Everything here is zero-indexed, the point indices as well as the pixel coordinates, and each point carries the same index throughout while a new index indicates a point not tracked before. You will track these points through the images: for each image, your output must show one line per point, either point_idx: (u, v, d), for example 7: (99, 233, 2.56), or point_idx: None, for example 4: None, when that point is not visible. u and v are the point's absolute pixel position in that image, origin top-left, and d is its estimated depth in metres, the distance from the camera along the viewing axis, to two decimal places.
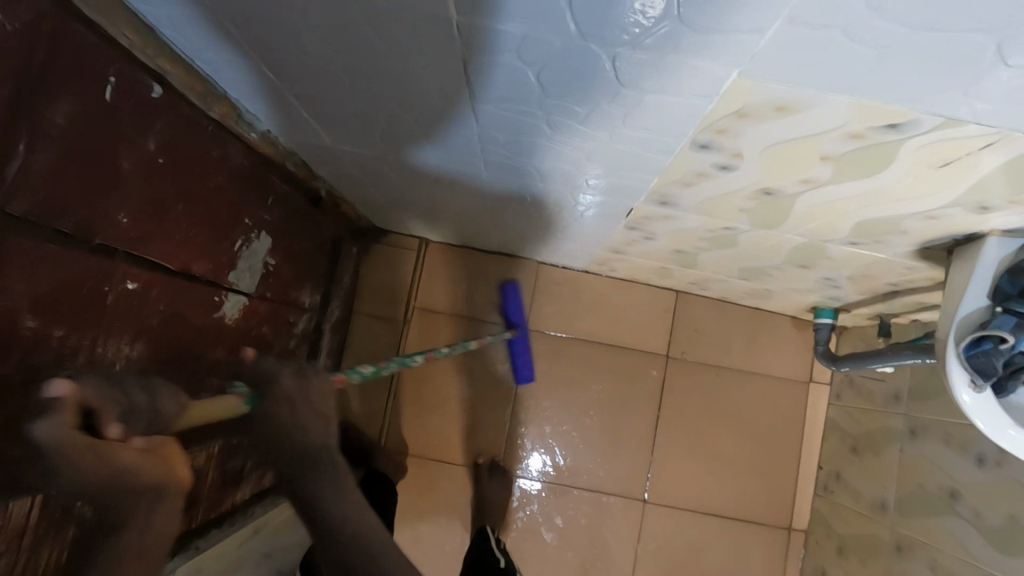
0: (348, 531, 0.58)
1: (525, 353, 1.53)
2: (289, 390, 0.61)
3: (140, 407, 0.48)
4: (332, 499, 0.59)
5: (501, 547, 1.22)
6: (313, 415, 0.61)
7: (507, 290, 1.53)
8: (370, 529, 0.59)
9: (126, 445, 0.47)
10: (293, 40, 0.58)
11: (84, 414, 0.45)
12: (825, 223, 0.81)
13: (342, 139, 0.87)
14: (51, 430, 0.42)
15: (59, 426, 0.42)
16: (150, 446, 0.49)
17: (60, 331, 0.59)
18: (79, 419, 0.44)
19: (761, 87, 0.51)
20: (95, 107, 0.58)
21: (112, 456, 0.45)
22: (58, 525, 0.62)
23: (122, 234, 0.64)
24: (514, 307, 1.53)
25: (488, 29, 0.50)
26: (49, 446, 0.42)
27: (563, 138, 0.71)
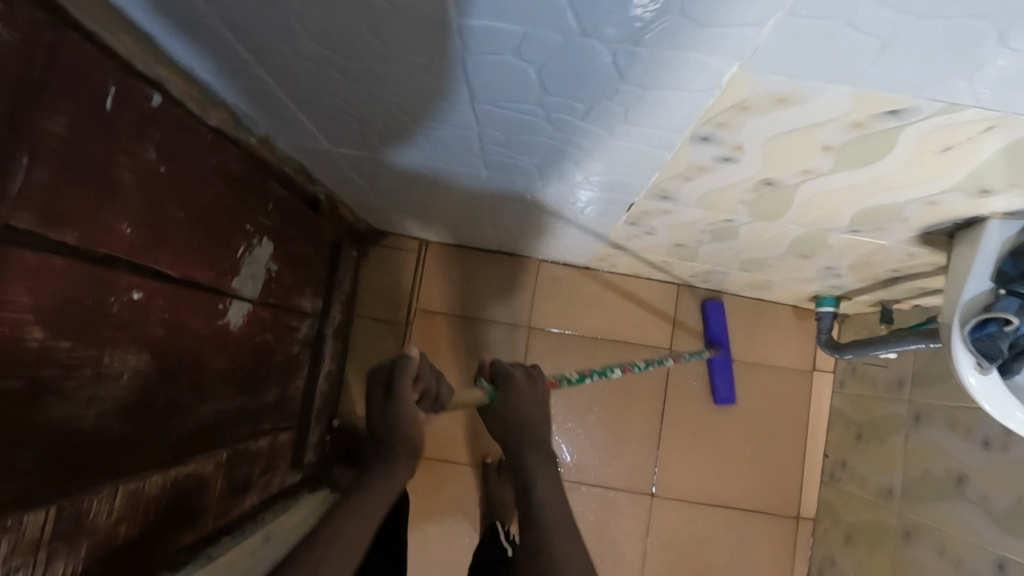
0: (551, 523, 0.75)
1: (724, 373, 1.55)
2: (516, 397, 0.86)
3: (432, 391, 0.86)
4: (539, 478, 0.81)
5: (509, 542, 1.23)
6: (534, 415, 0.87)
7: (711, 307, 1.56)
8: (564, 517, 0.76)
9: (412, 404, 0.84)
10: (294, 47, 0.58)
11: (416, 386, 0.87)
12: (824, 212, 0.81)
13: (340, 142, 0.87)
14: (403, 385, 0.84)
15: (406, 384, 0.84)
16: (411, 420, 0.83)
17: (67, 343, 0.59)
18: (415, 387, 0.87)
19: (761, 78, 0.50)
20: (94, 117, 0.57)
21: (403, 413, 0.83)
22: (69, 540, 0.62)
23: (125, 244, 0.64)
24: (716, 325, 1.55)
25: (487, 29, 0.50)
26: (395, 391, 0.83)
27: (564, 136, 0.71)
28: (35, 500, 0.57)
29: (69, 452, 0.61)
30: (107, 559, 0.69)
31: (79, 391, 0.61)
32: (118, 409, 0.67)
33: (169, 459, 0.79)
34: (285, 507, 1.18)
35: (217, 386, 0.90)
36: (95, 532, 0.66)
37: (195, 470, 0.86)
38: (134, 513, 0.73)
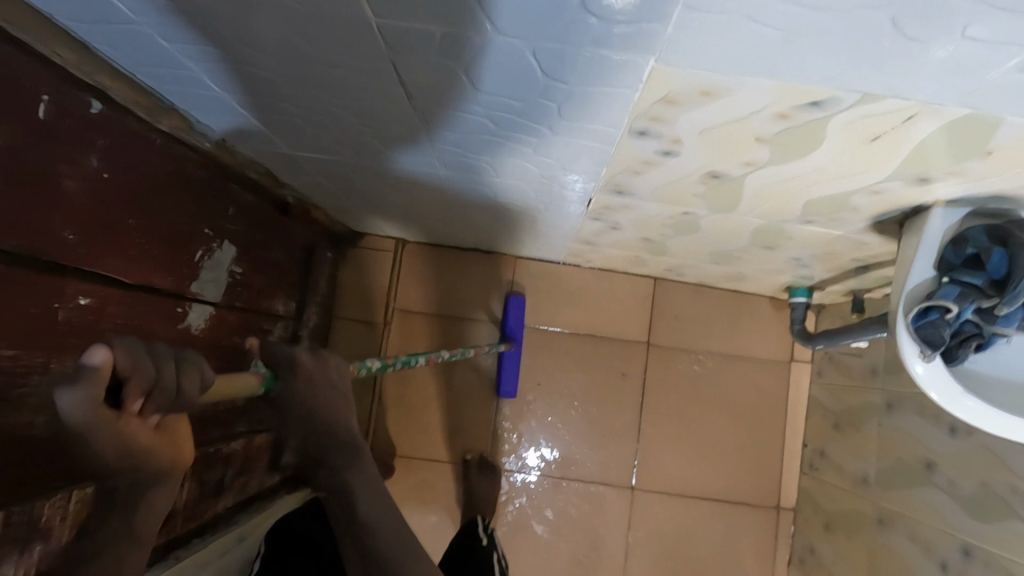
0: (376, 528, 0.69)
1: (512, 367, 1.53)
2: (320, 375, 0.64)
3: (163, 383, 0.41)
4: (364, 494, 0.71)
5: (485, 532, 1.24)
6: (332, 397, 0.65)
7: (511, 304, 1.53)
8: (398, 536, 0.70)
9: (143, 425, 0.45)
10: (227, 47, 0.58)
11: (112, 385, 0.39)
12: (778, 203, 0.82)
13: (296, 145, 0.87)
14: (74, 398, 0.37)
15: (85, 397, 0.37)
16: (165, 425, 0.49)
17: (8, 350, 0.59)
18: (108, 391, 0.39)
19: (679, 72, 0.51)
20: (32, 127, 0.58)
21: (126, 436, 0.44)
22: (23, 545, 0.62)
23: (71, 251, 0.65)
24: (513, 320, 1.53)
25: (405, 31, 0.50)
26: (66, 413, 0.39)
27: (509, 133, 0.72)
28: None
29: (20, 457, 0.61)
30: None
31: (24, 398, 0.61)
32: None
33: None
34: (260, 508, 1.20)
35: None
36: (50, 538, 0.65)
37: None
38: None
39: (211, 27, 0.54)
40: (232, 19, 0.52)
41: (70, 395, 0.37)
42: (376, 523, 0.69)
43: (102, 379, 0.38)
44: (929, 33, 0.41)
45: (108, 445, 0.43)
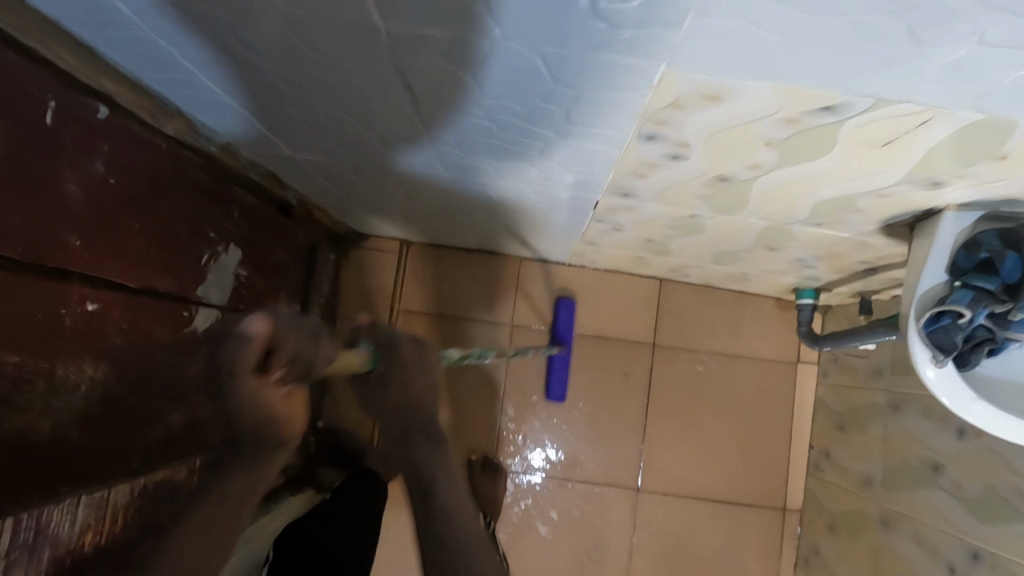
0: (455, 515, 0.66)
1: (562, 369, 1.53)
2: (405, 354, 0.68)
3: (299, 352, 0.54)
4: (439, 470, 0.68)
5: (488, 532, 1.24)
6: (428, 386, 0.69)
7: (561, 306, 1.54)
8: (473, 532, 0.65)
9: (279, 388, 0.55)
10: (232, 49, 0.57)
11: (265, 353, 0.52)
12: (785, 207, 0.81)
13: (298, 148, 0.87)
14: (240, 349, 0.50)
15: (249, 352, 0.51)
16: (292, 393, 0.57)
17: (13, 357, 0.58)
18: (261, 356, 0.52)
19: (686, 79, 0.51)
20: (36, 133, 0.57)
21: (268, 395, 0.55)
22: (28, 551, 0.63)
23: (77, 257, 0.64)
24: (563, 323, 1.54)
25: (409, 36, 0.50)
26: (229, 366, 0.51)
27: (513, 138, 0.71)
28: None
29: (24, 464, 0.61)
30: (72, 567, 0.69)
31: (30, 404, 0.61)
32: (72, 421, 0.67)
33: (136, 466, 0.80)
34: (267, 509, 1.20)
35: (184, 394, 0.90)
36: (57, 541, 0.67)
37: (167, 477, 0.87)
38: (101, 522, 0.74)
39: (216, 29, 0.54)
40: (239, 20, 0.51)
41: (243, 346, 0.51)
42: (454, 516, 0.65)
43: (258, 343, 0.51)
44: (942, 37, 0.40)
45: (255, 409, 0.55)
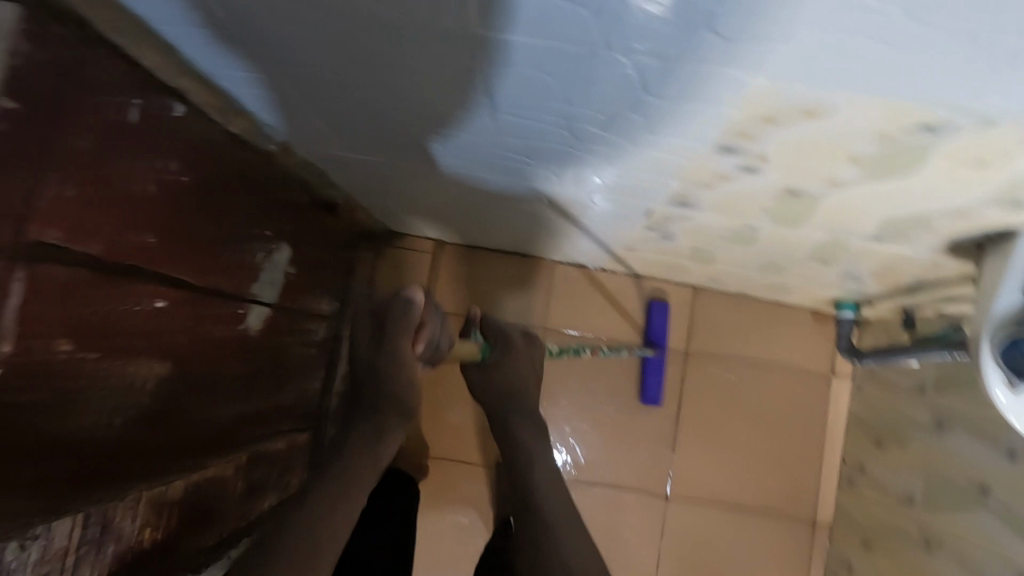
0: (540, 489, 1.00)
1: (655, 371, 1.52)
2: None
3: None
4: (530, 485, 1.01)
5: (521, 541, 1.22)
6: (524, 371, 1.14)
7: (654, 308, 1.52)
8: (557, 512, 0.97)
9: None
10: (322, 47, 0.56)
11: None
12: (851, 221, 0.80)
13: (356, 147, 0.87)
14: None
15: None
16: None
17: (91, 355, 0.57)
18: None
19: (788, 94, 0.50)
20: (121, 132, 0.56)
21: None
22: (95, 546, 0.63)
23: (150, 254, 0.63)
24: (656, 325, 1.52)
25: (509, 44, 0.50)
26: None
27: (584, 144, 0.71)
28: (60, 509, 0.57)
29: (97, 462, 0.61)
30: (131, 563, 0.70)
31: (103, 401, 0.60)
32: (137, 417, 0.66)
33: (192, 461, 0.80)
34: None
35: (234, 391, 0.89)
36: (120, 537, 0.67)
37: (217, 473, 0.87)
38: (159, 518, 0.74)
39: (311, 25, 0.52)
40: (339, 17, 0.50)
41: None
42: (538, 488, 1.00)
43: None
44: None
45: None
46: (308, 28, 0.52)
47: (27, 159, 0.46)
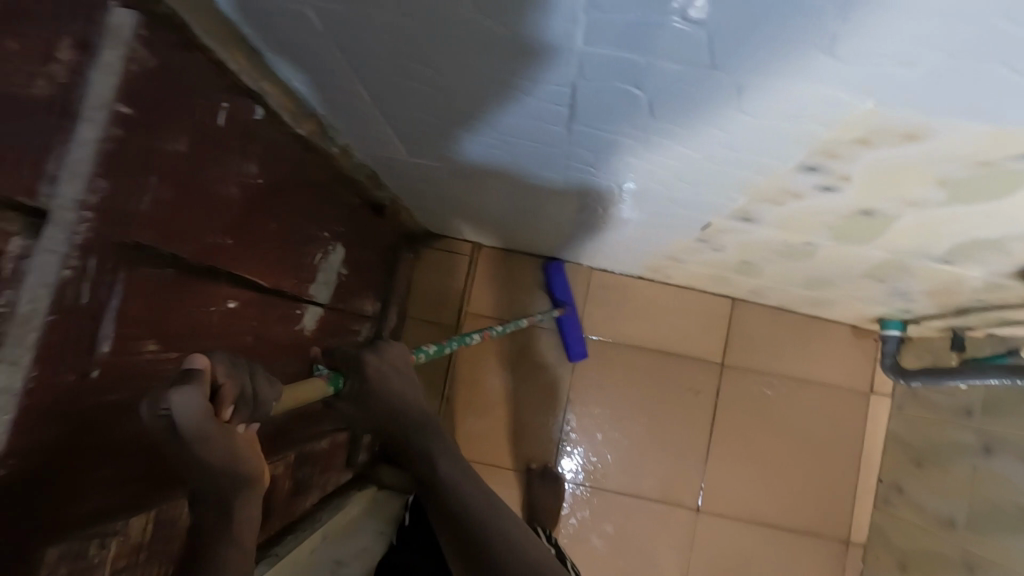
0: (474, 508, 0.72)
1: (574, 329, 1.52)
2: (375, 371, 0.78)
3: (247, 391, 0.47)
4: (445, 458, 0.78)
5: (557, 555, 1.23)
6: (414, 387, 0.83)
7: (552, 269, 1.52)
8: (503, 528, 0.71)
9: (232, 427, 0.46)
10: (416, 53, 0.56)
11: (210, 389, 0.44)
12: (920, 240, 0.79)
13: (418, 151, 0.87)
14: (190, 400, 0.41)
15: (198, 396, 0.42)
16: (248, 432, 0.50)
17: (170, 355, 0.58)
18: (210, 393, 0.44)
19: (889, 117, 0.49)
20: (212, 134, 0.57)
21: (228, 440, 0.46)
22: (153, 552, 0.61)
23: (227, 255, 0.64)
24: (560, 285, 1.52)
25: (605, 59, 0.50)
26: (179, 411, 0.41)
27: (656, 158, 0.70)
28: (137, 505, 0.57)
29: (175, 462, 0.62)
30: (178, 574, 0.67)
31: None
32: None
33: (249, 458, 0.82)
34: (338, 505, 1.19)
35: None
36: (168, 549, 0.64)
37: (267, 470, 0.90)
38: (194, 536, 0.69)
39: (410, 30, 0.52)
40: (437, 24, 0.50)
41: (182, 396, 0.41)
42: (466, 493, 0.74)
43: (207, 379, 0.43)
44: None
45: (219, 455, 0.46)
46: (405, 32, 0.53)
47: (130, 165, 0.46)
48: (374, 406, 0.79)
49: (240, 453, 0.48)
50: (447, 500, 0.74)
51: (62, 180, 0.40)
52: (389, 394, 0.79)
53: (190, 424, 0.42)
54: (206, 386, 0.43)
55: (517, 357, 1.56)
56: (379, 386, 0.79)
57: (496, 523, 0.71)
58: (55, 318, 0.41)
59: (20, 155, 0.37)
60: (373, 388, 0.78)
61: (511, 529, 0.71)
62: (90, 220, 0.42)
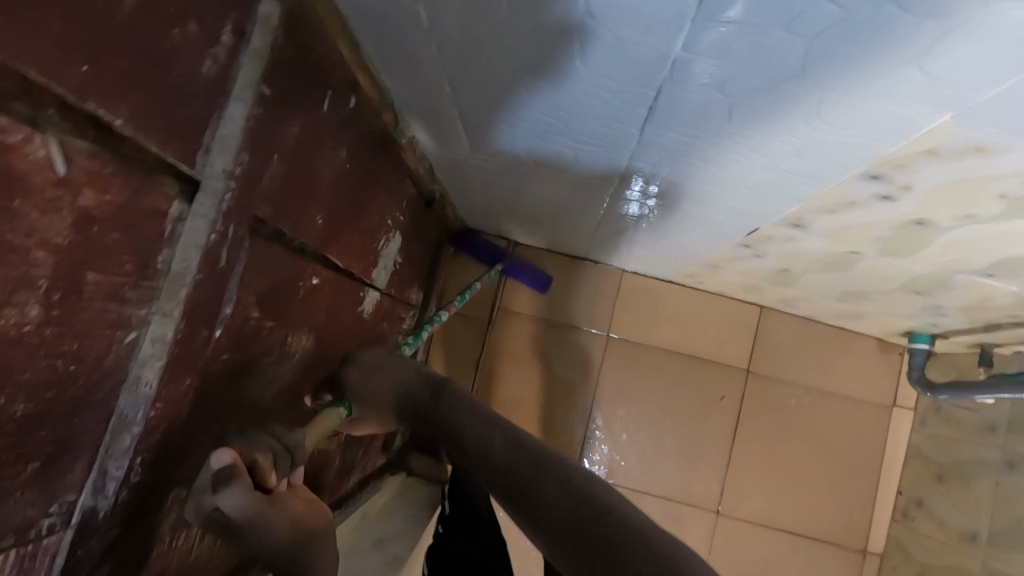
0: (513, 458, 0.59)
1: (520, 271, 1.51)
2: (360, 378, 0.73)
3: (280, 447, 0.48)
4: (471, 422, 0.65)
5: None
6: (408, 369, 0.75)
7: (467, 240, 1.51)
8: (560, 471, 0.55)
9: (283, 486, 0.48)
10: (510, 54, 0.61)
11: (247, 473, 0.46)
12: (966, 255, 0.82)
13: (482, 147, 0.91)
14: (240, 496, 0.43)
15: (244, 489, 0.43)
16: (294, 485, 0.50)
17: (267, 325, 0.61)
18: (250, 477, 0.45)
19: (966, 132, 0.53)
20: (318, 119, 0.61)
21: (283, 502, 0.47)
22: None
23: (317, 234, 0.68)
24: (480, 250, 1.51)
25: (698, 64, 0.54)
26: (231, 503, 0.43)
27: (722, 163, 0.73)
28: None
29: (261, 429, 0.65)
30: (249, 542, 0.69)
31: (268, 369, 0.64)
32: (285, 389, 0.70)
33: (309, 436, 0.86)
34: (374, 488, 1.22)
35: None
36: None
37: (322, 448, 0.94)
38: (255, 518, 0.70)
39: (514, 33, 0.56)
40: (541, 31, 0.55)
41: (229, 496, 0.43)
42: (502, 446, 0.60)
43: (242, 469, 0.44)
44: None
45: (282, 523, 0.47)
46: (508, 36, 0.57)
47: (264, 142, 0.50)
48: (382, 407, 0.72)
49: (304, 512, 0.49)
50: (501, 468, 0.59)
51: (214, 152, 0.44)
52: (392, 381, 0.73)
53: (252, 512, 0.44)
54: (244, 475, 0.44)
55: (547, 355, 1.59)
56: (371, 390, 0.73)
57: (558, 476, 0.55)
58: (200, 278, 0.45)
59: (191, 128, 0.42)
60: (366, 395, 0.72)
61: (578, 480, 0.54)
62: (233, 188, 0.47)
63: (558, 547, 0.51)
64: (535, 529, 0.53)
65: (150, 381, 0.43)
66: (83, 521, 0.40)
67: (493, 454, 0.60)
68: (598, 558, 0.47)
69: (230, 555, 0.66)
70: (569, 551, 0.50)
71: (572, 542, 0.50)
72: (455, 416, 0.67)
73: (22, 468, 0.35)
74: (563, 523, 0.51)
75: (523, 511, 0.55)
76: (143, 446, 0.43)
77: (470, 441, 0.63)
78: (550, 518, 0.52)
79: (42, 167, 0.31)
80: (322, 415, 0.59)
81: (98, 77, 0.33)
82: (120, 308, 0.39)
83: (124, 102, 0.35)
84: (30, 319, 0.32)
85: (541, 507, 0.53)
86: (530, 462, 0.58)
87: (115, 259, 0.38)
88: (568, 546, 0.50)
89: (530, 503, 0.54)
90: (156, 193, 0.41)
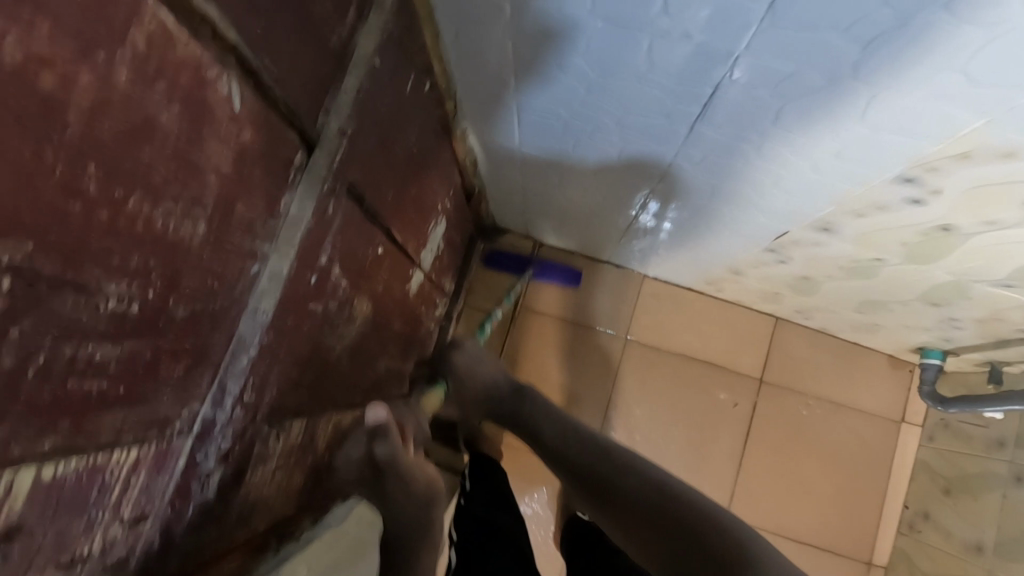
0: (569, 429, 0.82)
1: (550, 269, 1.60)
2: (466, 363, 0.97)
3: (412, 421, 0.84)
4: (541, 415, 0.87)
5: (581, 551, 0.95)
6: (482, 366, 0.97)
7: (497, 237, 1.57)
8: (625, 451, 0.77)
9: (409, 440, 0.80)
10: (580, 48, 0.66)
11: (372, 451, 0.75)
12: (987, 263, 0.88)
13: (531, 142, 0.96)
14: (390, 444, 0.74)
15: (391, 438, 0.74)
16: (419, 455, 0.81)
17: (344, 284, 0.66)
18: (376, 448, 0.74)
19: (997, 137, 0.59)
20: (402, 98, 0.67)
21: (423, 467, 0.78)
22: (294, 461, 0.67)
23: (387, 206, 0.73)
24: (507, 262, 1.60)
25: (758, 65, 0.59)
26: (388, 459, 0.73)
27: (763, 163, 0.79)
28: (299, 411, 0.65)
29: (325, 379, 0.69)
30: (301, 487, 0.72)
31: (338, 326, 0.68)
32: (346, 350, 0.74)
33: (360, 402, 0.87)
34: None
35: (392, 347, 0.96)
36: (302, 463, 0.70)
37: None
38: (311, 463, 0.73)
39: (589, 30, 0.62)
40: (617, 26, 0.60)
41: (383, 445, 0.73)
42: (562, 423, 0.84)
43: (389, 429, 0.74)
44: None
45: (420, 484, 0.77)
46: (585, 33, 0.63)
47: (366, 110, 0.56)
48: (474, 395, 0.96)
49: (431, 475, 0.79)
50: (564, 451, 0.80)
51: (332, 113, 0.50)
52: (482, 382, 0.96)
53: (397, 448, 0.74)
54: (388, 433, 0.74)
55: (569, 354, 1.63)
56: (472, 380, 0.96)
57: (611, 456, 0.76)
58: (312, 224, 0.50)
59: (321, 89, 0.48)
60: (466, 378, 0.96)
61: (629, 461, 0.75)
62: (345, 146, 0.52)
63: (636, 539, 0.69)
64: (610, 515, 0.73)
65: (266, 310, 0.48)
66: (202, 430, 0.45)
67: (579, 462, 0.78)
68: (655, 517, 0.68)
69: (288, 502, 0.69)
70: (650, 543, 0.66)
71: (631, 509, 0.70)
72: (535, 415, 0.87)
73: (172, 367, 0.39)
74: (625, 499, 0.71)
75: (602, 501, 0.74)
76: (253, 369, 0.48)
77: (547, 438, 0.83)
78: (620, 502, 0.72)
79: (224, 102, 0.37)
80: (428, 395, 0.97)
81: (269, 32, 0.39)
82: (252, 240, 0.44)
83: (283, 58, 0.41)
84: (197, 234, 0.37)
85: (602, 475, 0.75)
86: (584, 431, 0.82)
87: (256, 197, 0.43)
88: (642, 528, 0.68)
89: (593, 469, 0.76)
90: (288, 142, 0.46)
